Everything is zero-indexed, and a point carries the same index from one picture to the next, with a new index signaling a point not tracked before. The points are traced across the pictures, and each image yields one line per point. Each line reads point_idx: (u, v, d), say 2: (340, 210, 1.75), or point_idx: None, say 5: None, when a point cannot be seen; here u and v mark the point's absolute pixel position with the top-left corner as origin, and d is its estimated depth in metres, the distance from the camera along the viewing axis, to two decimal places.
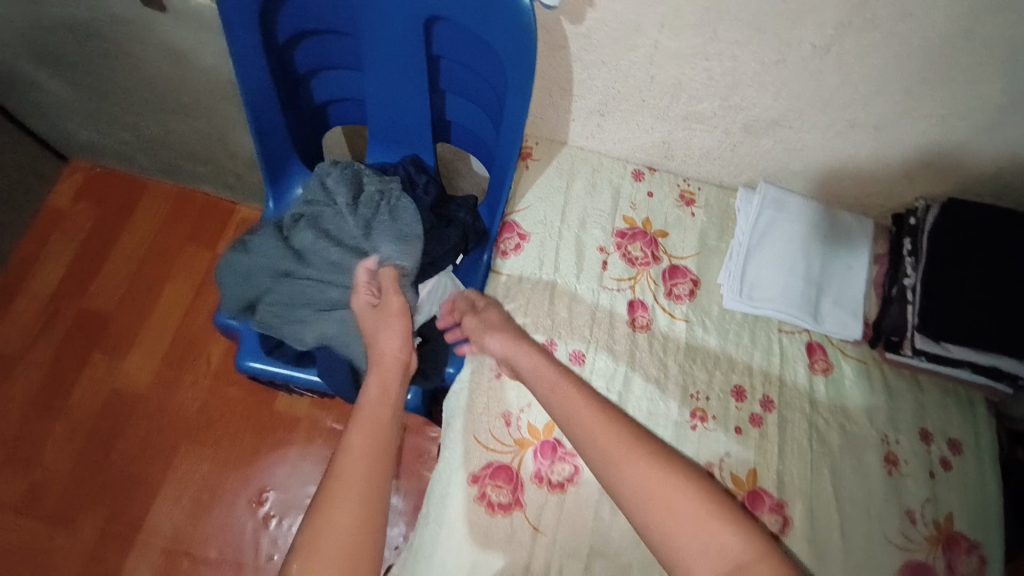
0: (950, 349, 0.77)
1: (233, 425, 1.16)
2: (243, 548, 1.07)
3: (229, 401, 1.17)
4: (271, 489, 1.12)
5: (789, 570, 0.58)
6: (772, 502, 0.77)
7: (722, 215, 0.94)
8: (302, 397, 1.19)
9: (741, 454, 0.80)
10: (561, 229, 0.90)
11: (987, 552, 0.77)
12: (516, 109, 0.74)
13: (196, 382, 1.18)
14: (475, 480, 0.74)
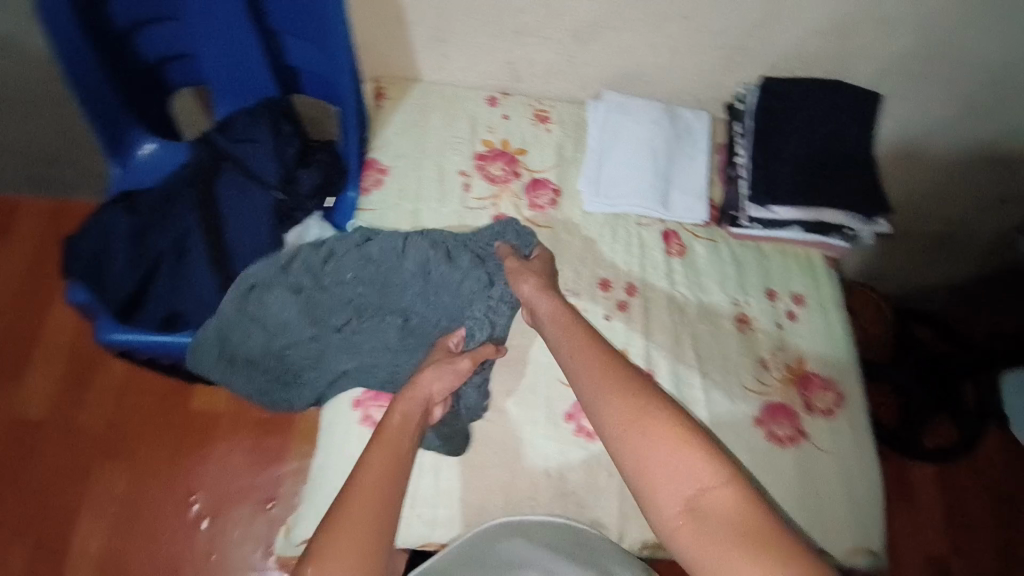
0: (777, 211, 0.90)
1: (150, 436, 1.19)
2: (179, 551, 1.12)
3: (140, 411, 1.21)
4: (199, 492, 1.16)
5: (754, 503, 0.55)
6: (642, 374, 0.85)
7: (574, 125, 1.00)
8: (220, 393, 1.23)
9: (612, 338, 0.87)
10: (422, 160, 0.94)
11: (838, 387, 0.89)
12: (337, 31, 0.77)
13: (103, 396, 1.21)
14: (358, 404, 0.80)
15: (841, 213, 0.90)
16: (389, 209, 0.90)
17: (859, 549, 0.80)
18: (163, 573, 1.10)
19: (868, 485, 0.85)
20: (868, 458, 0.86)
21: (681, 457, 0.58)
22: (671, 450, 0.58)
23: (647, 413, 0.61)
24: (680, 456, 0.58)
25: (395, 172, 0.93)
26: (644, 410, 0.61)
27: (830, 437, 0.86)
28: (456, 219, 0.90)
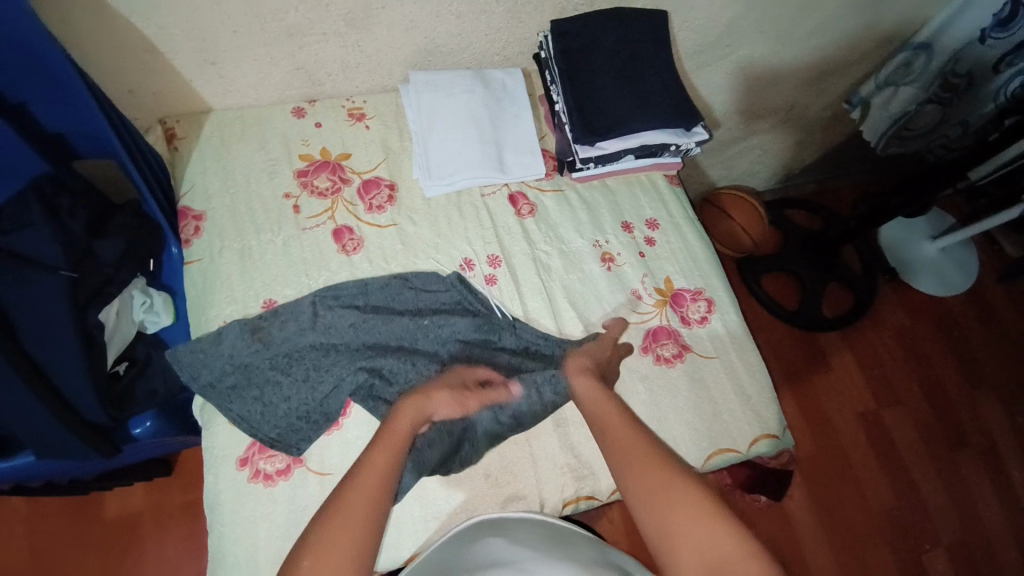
0: (605, 147, 0.91)
1: (75, 559, 1.15)
2: None
3: (57, 539, 1.16)
4: None
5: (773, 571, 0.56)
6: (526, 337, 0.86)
7: (393, 115, 0.97)
8: (135, 489, 1.20)
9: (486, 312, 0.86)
10: (240, 192, 0.87)
11: (709, 293, 0.94)
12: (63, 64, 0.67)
13: (10, 535, 1.15)
14: (244, 463, 0.74)
15: (667, 131, 0.92)
16: (218, 254, 0.82)
17: (760, 439, 0.85)
18: None
19: (757, 377, 0.90)
20: (750, 352, 0.91)
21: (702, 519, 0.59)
22: (691, 511, 0.60)
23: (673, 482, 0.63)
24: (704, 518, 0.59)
25: (212, 216, 0.84)
26: (669, 475, 0.64)
27: (710, 342, 0.90)
28: (293, 244, 0.85)
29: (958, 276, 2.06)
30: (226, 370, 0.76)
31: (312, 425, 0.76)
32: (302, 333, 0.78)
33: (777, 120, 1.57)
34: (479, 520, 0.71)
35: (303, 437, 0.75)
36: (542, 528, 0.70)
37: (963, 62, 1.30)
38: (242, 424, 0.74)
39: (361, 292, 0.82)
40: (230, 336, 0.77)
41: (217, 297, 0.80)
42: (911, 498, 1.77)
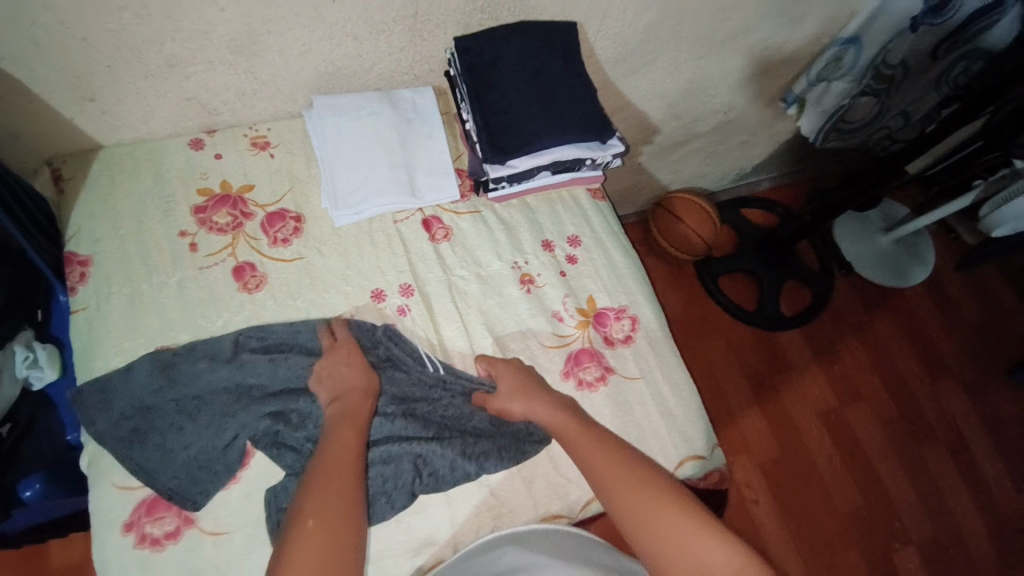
0: (516, 165, 0.88)
1: None
2: None
3: None
4: None
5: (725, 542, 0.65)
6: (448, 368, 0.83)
7: (298, 142, 0.93)
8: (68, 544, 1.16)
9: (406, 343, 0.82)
10: (132, 234, 0.82)
11: (634, 310, 0.91)
12: None
13: None
14: (131, 527, 0.70)
15: (580, 146, 0.90)
16: (105, 300, 0.78)
17: (687, 460, 0.83)
18: None
19: (683, 396, 0.87)
20: (675, 369, 0.89)
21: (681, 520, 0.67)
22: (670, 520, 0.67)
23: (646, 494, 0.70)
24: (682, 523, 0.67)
25: (98, 260, 0.81)
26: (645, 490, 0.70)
27: (634, 362, 0.87)
28: (188, 284, 0.81)
29: (915, 266, 2.07)
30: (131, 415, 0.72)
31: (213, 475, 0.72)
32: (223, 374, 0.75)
33: (717, 123, 1.57)
34: (498, 535, 0.75)
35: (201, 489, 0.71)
36: (560, 536, 0.74)
37: (893, 52, 1.27)
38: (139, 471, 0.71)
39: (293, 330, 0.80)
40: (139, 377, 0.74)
41: (104, 348, 0.76)
42: (877, 494, 1.77)
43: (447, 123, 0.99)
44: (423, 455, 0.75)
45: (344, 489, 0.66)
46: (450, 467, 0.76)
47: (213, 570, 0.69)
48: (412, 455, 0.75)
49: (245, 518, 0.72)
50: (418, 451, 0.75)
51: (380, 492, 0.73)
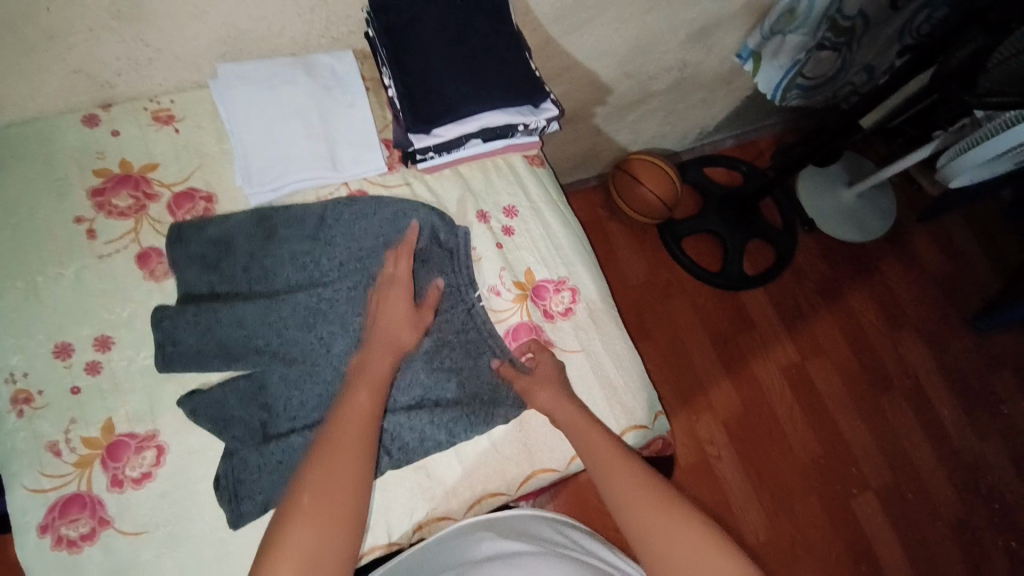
0: (443, 133, 0.83)
1: None
2: None
3: None
4: None
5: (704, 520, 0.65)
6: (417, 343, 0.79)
7: (206, 115, 0.86)
8: None
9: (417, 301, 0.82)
10: (24, 223, 0.76)
11: (574, 281, 0.88)
12: None
13: None
14: (45, 529, 0.66)
15: (510, 112, 0.85)
16: None
17: (627, 431, 0.82)
18: None
19: (624, 366, 0.85)
20: (616, 339, 0.87)
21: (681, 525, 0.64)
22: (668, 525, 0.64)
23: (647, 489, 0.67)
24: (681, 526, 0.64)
25: None
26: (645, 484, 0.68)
27: (574, 335, 0.85)
28: (87, 275, 0.75)
29: (876, 221, 2.07)
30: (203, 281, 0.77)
31: (225, 393, 0.72)
32: (294, 283, 0.79)
33: (672, 80, 1.51)
34: (473, 520, 0.75)
35: (209, 405, 0.72)
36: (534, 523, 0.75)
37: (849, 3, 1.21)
38: (173, 356, 0.73)
39: (360, 274, 0.81)
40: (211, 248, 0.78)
41: (1, 347, 0.71)
42: (837, 444, 1.81)
43: (372, 89, 0.92)
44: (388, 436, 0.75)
45: (350, 465, 0.64)
46: (418, 440, 0.76)
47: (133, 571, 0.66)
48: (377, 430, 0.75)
49: (164, 516, 0.68)
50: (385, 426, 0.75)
51: None
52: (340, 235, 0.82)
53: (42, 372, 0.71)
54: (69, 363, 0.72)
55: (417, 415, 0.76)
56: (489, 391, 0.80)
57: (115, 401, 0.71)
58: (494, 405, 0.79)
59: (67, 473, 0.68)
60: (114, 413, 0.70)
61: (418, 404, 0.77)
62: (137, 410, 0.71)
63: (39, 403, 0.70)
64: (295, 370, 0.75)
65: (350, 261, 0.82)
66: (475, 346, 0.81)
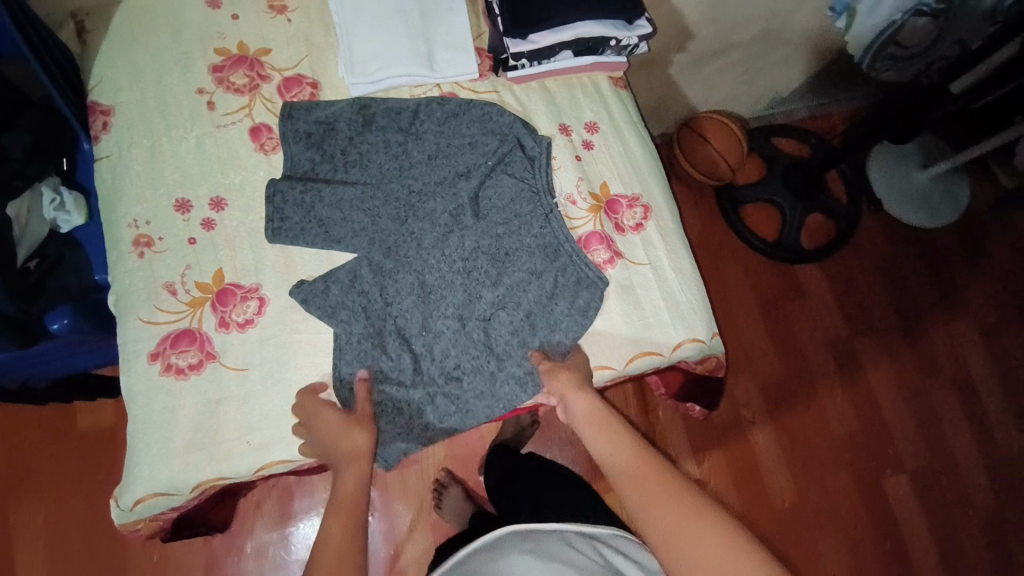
0: (537, 40, 0.85)
1: (63, 465, 1.26)
2: (120, 554, 1.23)
3: (39, 447, 1.27)
4: (242, 556, 1.25)
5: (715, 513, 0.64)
6: (495, 235, 0.83)
7: (316, 8, 0.91)
8: (103, 404, 1.30)
9: (499, 196, 0.85)
10: (150, 88, 0.83)
11: (648, 199, 0.90)
12: None
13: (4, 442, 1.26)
14: (156, 356, 0.73)
15: (605, 24, 0.86)
16: (127, 149, 0.80)
17: (685, 343, 0.85)
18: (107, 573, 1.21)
19: (687, 283, 0.88)
20: (683, 259, 0.89)
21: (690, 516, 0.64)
22: (674, 510, 0.64)
23: (653, 474, 0.68)
24: (689, 514, 0.64)
25: (120, 111, 0.81)
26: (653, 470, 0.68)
27: (643, 249, 0.88)
28: (206, 140, 0.82)
29: (948, 206, 1.99)
30: (302, 158, 0.82)
31: (327, 284, 0.78)
32: (383, 170, 0.84)
33: (757, 31, 1.49)
34: (513, 529, 0.81)
35: (316, 292, 0.77)
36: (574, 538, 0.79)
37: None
38: (282, 226, 0.79)
39: (448, 170, 0.85)
40: (313, 129, 0.83)
41: (128, 195, 0.78)
42: (876, 425, 1.79)
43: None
44: (475, 324, 0.80)
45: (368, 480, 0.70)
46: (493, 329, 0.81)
47: (234, 401, 0.73)
48: (458, 316, 0.80)
49: (262, 358, 0.75)
50: (463, 314, 0.80)
51: (413, 350, 0.79)
52: (430, 130, 0.86)
53: (163, 221, 0.78)
54: (187, 217, 0.79)
55: (494, 307, 0.81)
56: (565, 290, 0.83)
57: (226, 253, 0.78)
58: (569, 303, 0.82)
59: (182, 310, 0.75)
60: (224, 264, 0.77)
61: (499, 299, 0.81)
62: (245, 265, 0.78)
63: (158, 247, 0.77)
64: (389, 254, 0.81)
65: (439, 154, 0.86)
66: (552, 247, 0.84)
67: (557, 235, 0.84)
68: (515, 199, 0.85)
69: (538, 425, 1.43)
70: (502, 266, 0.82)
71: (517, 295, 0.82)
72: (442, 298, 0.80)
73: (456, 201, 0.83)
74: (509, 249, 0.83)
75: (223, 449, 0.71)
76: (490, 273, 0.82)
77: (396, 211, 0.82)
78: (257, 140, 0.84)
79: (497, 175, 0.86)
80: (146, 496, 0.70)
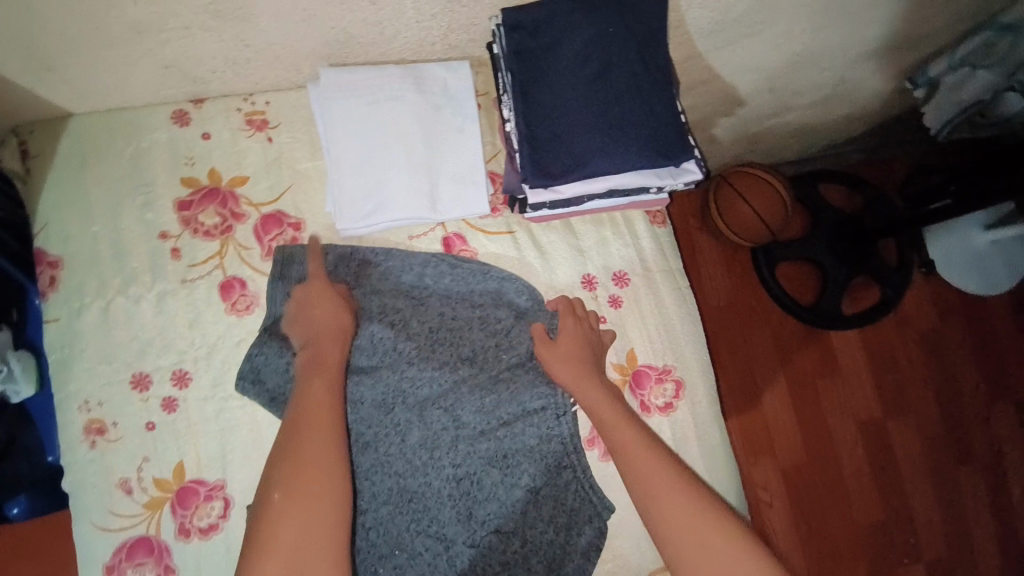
0: (561, 190, 0.70)
1: None
2: None
3: None
4: None
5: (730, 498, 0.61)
6: (495, 430, 0.72)
7: (303, 124, 0.77)
8: None
9: (516, 381, 0.74)
10: (106, 233, 0.71)
11: (682, 372, 0.78)
12: None
13: None
14: (111, 570, 0.65)
15: (644, 172, 0.71)
16: (79, 312, 0.69)
17: None
18: None
19: (716, 475, 0.77)
20: (715, 443, 0.78)
21: (684, 494, 0.59)
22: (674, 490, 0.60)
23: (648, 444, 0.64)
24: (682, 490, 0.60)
25: (70, 263, 0.70)
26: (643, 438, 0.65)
27: (671, 434, 0.76)
28: (170, 300, 0.70)
29: (1007, 275, 1.80)
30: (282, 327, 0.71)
31: None
32: (377, 346, 0.72)
33: (821, 95, 1.28)
34: None
35: None
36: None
37: None
38: (254, 390, 0.69)
39: (452, 351, 0.73)
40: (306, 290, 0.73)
41: (79, 373, 0.68)
42: (900, 518, 1.70)
43: (484, 108, 0.81)
44: (458, 547, 0.69)
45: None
46: (480, 555, 0.69)
47: None
48: (441, 536, 0.69)
49: (227, 572, 0.66)
50: (448, 534, 0.69)
51: (386, 572, 0.68)
52: (437, 294, 0.76)
53: (118, 402, 0.67)
54: (146, 397, 0.68)
55: (486, 528, 0.70)
56: (566, 515, 0.72)
57: (190, 442, 0.68)
58: (568, 537, 0.72)
59: (138, 514, 0.66)
60: (186, 457, 0.67)
61: (491, 518, 0.70)
62: (212, 456, 0.68)
63: (112, 436, 0.67)
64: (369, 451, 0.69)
65: (444, 329, 0.74)
66: (555, 460, 0.73)
67: (563, 444, 0.73)
68: (521, 396, 0.73)
69: None
70: (501, 475, 0.71)
71: (513, 517, 0.70)
72: (427, 510, 0.69)
73: (454, 393, 0.72)
74: (508, 458, 0.72)
75: None
76: (488, 481, 0.71)
77: (385, 398, 0.70)
78: (228, 296, 0.72)
79: (507, 364, 0.74)
80: None
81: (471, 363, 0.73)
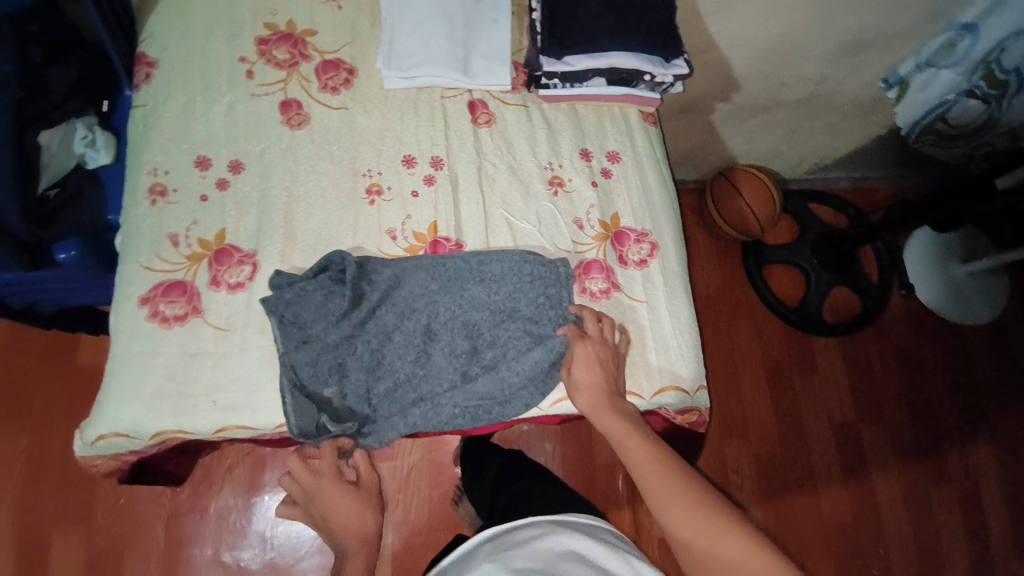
0: (572, 64, 0.86)
1: (47, 397, 1.25)
2: (87, 493, 1.21)
3: (25, 375, 1.26)
4: (203, 527, 1.21)
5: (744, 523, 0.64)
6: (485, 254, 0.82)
7: (367, 0, 0.94)
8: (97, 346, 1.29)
9: (516, 219, 0.87)
10: (197, 50, 0.86)
11: (658, 238, 0.89)
12: None
13: None
14: (145, 302, 0.74)
15: (641, 58, 0.86)
16: (163, 102, 0.83)
17: (666, 388, 0.82)
18: (74, 516, 1.19)
19: (681, 330, 0.86)
20: (682, 304, 0.88)
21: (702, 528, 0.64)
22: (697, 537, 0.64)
23: (681, 494, 0.66)
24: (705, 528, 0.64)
25: (164, 65, 0.85)
26: (681, 490, 0.66)
27: (642, 286, 0.87)
28: (238, 107, 0.85)
29: (980, 304, 1.91)
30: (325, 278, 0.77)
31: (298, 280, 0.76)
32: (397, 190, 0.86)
33: (806, 93, 1.46)
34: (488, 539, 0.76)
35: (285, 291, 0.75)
36: (565, 533, 0.73)
37: (1010, 55, 1.20)
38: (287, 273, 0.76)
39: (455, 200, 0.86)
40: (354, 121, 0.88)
41: (154, 149, 0.81)
42: (869, 520, 1.71)
43: (516, 13, 0.98)
44: (440, 348, 0.78)
45: None
46: (459, 358, 0.78)
47: (209, 358, 0.74)
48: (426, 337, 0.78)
49: (244, 321, 0.76)
50: (432, 336, 0.78)
51: (374, 358, 0.76)
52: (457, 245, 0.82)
53: (181, 174, 0.81)
54: (205, 175, 0.81)
55: (467, 336, 0.79)
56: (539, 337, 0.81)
57: (233, 215, 0.80)
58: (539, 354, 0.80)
59: (179, 262, 0.77)
60: (228, 225, 0.79)
61: (472, 329, 0.79)
62: (248, 230, 0.80)
63: (171, 199, 0.79)
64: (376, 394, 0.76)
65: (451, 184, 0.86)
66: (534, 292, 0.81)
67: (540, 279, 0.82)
68: (505, 273, 0.80)
69: (518, 439, 1.38)
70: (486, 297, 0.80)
71: (491, 333, 0.79)
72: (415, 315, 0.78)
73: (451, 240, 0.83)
74: (485, 332, 0.79)
75: (189, 402, 0.72)
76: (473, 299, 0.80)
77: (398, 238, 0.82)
78: (287, 112, 0.86)
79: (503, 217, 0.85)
80: (107, 434, 0.71)
81: (477, 200, 0.87)
